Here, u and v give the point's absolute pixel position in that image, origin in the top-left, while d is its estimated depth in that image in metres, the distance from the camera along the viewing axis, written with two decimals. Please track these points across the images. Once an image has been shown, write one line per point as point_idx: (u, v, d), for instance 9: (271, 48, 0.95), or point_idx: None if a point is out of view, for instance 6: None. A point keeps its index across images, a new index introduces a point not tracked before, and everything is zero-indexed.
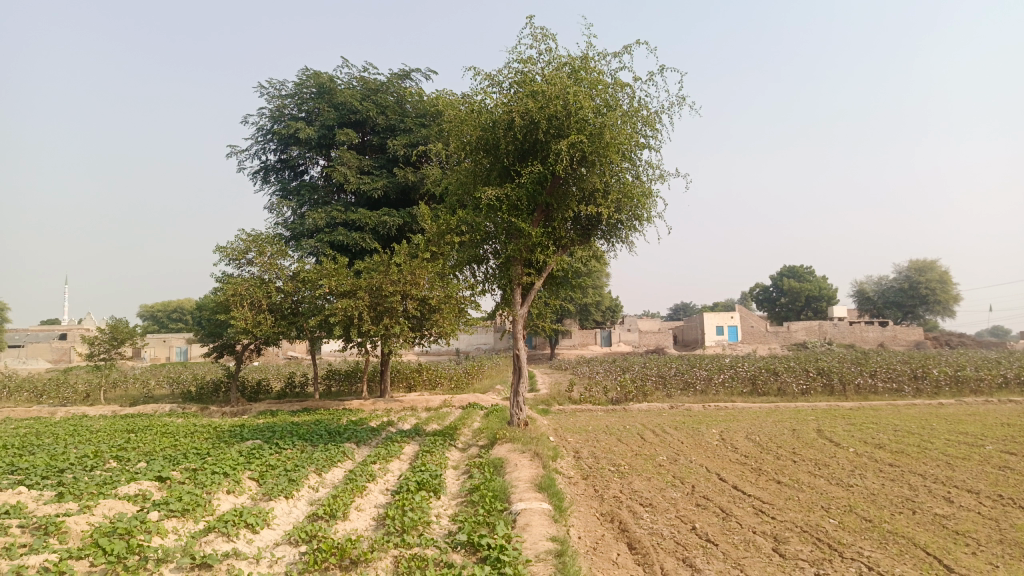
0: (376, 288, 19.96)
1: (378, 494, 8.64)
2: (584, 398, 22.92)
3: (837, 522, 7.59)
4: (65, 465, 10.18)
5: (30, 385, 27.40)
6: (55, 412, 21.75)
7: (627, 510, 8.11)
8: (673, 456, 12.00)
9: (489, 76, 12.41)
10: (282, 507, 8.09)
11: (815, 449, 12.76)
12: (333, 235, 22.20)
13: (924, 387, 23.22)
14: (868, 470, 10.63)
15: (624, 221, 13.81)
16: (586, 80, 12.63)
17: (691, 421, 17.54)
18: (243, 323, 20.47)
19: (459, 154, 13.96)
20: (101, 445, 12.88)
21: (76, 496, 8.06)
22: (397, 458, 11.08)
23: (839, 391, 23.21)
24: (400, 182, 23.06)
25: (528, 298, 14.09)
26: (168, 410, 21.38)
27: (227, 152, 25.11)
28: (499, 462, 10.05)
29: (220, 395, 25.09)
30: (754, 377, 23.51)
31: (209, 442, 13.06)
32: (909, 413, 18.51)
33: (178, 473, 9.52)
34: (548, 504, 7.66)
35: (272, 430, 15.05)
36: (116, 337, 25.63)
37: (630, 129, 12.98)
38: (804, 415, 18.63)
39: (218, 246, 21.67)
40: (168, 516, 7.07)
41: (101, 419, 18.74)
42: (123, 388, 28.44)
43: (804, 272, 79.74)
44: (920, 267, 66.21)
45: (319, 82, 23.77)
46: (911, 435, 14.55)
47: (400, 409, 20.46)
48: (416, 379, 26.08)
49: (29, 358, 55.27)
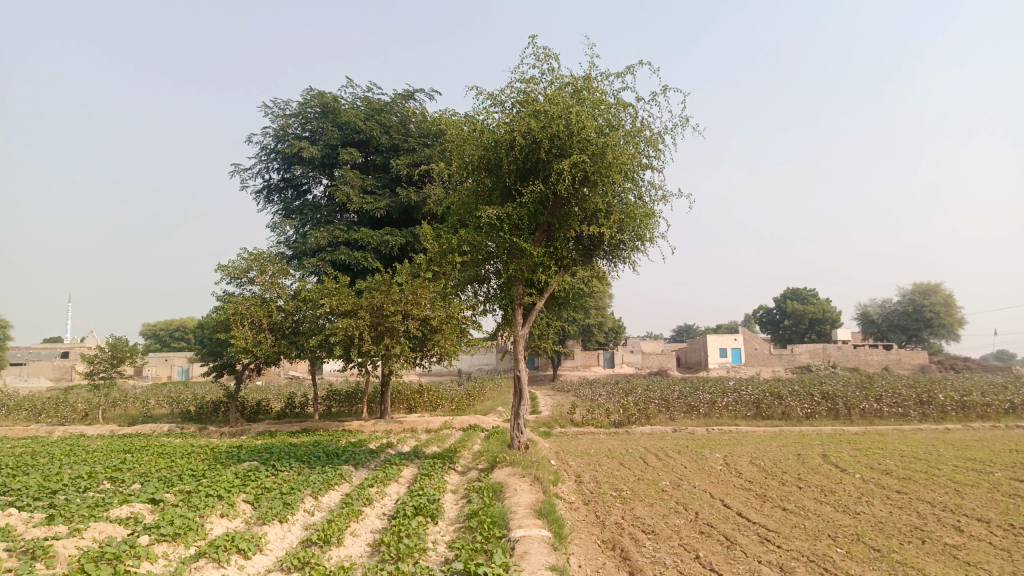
0: (377, 308, 19.86)
1: (374, 519, 8.46)
2: (586, 421, 22.71)
3: (844, 551, 7.39)
4: (57, 486, 10.02)
5: (29, 403, 27.25)
6: (53, 431, 21.58)
7: (629, 538, 7.92)
8: (676, 481, 11.80)
9: (491, 95, 12.38)
10: (276, 531, 7.92)
11: (821, 475, 12.54)
12: (335, 255, 22.15)
13: (930, 411, 22.95)
14: (876, 497, 10.42)
15: (626, 242, 13.72)
16: (589, 100, 12.61)
17: (694, 445, 17.33)
18: (243, 342, 20.35)
19: (461, 174, 13.92)
20: (96, 466, 12.71)
21: (67, 518, 7.90)
22: (395, 481, 10.91)
23: (844, 416, 22.96)
24: (402, 202, 23.04)
25: (529, 319, 13.97)
26: (166, 430, 21.19)
27: (230, 171, 25.17)
28: (499, 487, 9.87)
29: (219, 415, 24.92)
30: (758, 401, 23.28)
31: (206, 463, 12.89)
32: (915, 439, 18.28)
33: (171, 496, 9.36)
34: (548, 531, 7.49)
35: (269, 450, 14.87)
36: (116, 356, 25.51)
37: (633, 149, 12.93)
38: (808, 439, 18.39)
39: (219, 265, 21.62)
40: (159, 540, 6.91)
41: (98, 438, 18.57)
42: (122, 407, 28.28)
43: (807, 295, 79.55)
44: (924, 290, 65.96)
45: (323, 102, 23.87)
46: (918, 462, 14.32)
47: (400, 431, 20.26)
48: (417, 400, 25.88)
49: (30, 376, 55.15)
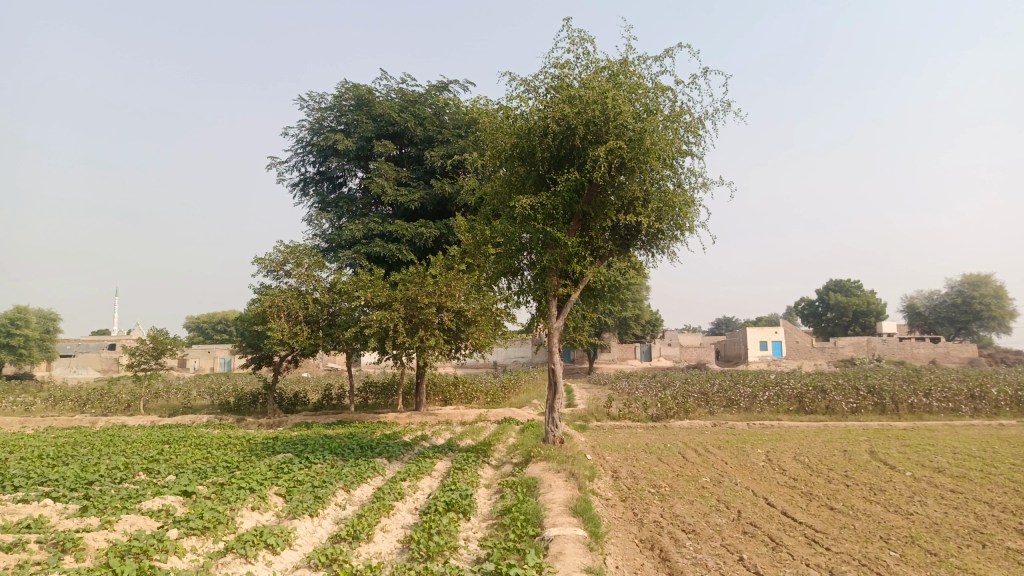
0: (411, 300, 19.76)
1: (406, 514, 8.30)
2: (623, 415, 22.35)
3: (898, 555, 6.98)
4: (94, 477, 10.05)
5: (75, 394, 27.84)
6: (97, 421, 21.96)
7: (669, 537, 7.61)
8: (717, 478, 11.43)
9: (525, 81, 12.08)
10: (306, 526, 7.80)
11: (869, 473, 12.04)
12: (370, 247, 22.11)
13: (983, 406, 22.05)
14: (929, 497, 9.92)
15: (665, 231, 13.32)
16: (626, 84, 12.23)
17: (735, 440, 16.88)
18: (279, 334, 20.43)
19: (494, 163, 13.66)
20: (133, 456, 12.79)
21: (100, 510, 7.88)
22: (428, 475, 10.73)
23: (891, 411, 22.19)
24: (437, 193, 22.88)
25: (564, 311, 13.71)
26: (205, 421, 21.46)
27: (267, 164, 25.30)
28: (533, 482, 9.62)
29: (257, 406, 25.14)
30: (801, 395, 22.65)
31: (240, 455, 12.88)
32: (967, 435, 17.54)
33: (204, 488, 9.31)
34: (584, 530, 7.21)
35: (305, 442, 14.84)
36: (157, 348, 25.88)
37: (672, 134, 12.52)
38: (854, 435, 17.77)
39: (256, 258, 21.75)
40: (188, 534, 6.82)
41: (139, 429, 18.87)
42: (164, 398, 28.73)
43: (851, 287, 77.56)
44: (973, 282, 63.83)
45: (358, 94, 23.82)
46: (972, 459, 13.67)
47: (434, 423, 20.16)
48: (453, 392, 25.80)
49: (79, 368, 56.67)
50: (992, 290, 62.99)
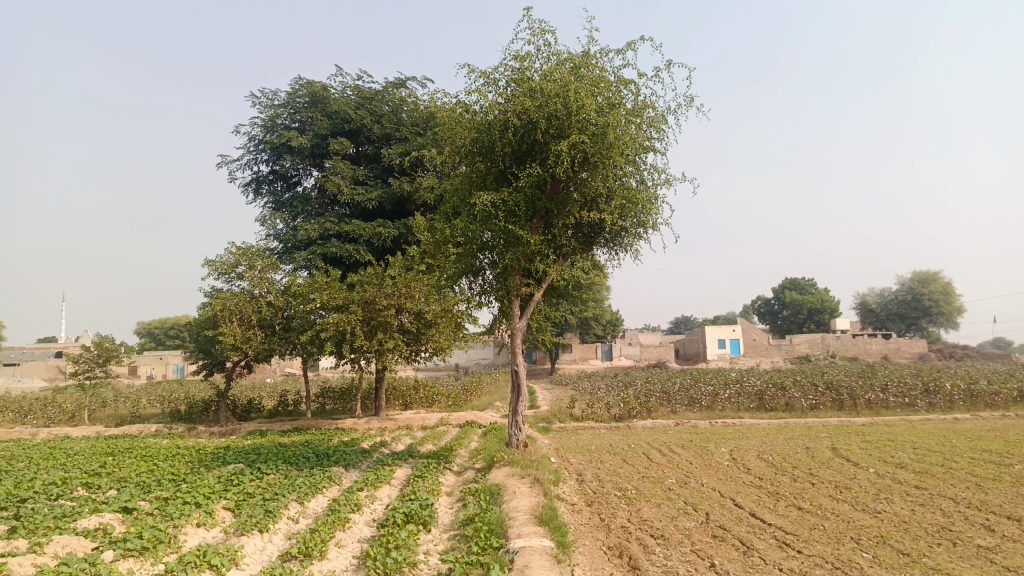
0: (370, 302, 19.29)
1: (363, 527, 7.90)
2: (586, 416, 22.15)
3: (870, 556, 6.82)
4: (27, 494, 9.38)
5: (15, 405, 26.56)
6: (38, 433, 20.93)
7: (637, 543, 7.34)
8: (683, 479, 11.26)
9: (484, 74, 11.74)
10: (255, 543, 7.34)
11: (833, 470, 11.97)
12: (326, 247, 21.52)
13: (937, 401, 22.40)
14: (895, 494, 9.86)
15: (628, 228, 13.14)
16: (588, 77, 11.99)
17: (698, 439, 16.78)
18: (232, 339, 19.72)
19: (453, 160, 13.30)
20: (73, 471, 12.08)
21: (30, 531, 7.29)
22: (387, 484, 10.31)
23: (849, 407, 22.40)
24: (395, 192, 22.42)
25: (527, 310, 13.42)
26: (154, 431, 20.64)
27: (218, 163, 24.51)
28: (497, 489, 9.28)
29: (210, 414, 24.29)
30: (762, 392, 22.74)
31: (188, 466, 12.25)
32: (925, 429, 17.73)
33: (147, 503, 8.75)
34: (551, 540, 6.90)
35: (258, 451, 14.28)
36: (102, 355, 24.82)
37: (635, 128, 12.32)
38: (815, 431, 17.83)
39: (206, 260, 21.00)
40: (125, 556, 6.31)
41: (83, 440, 18.04)
42: (112, 407, 27.62)
43: (805, 284, 78.99)
44: (922, 278, 65.42)
45: (312, 91, 23.24)
46: (932, 454, 13.75)
47: (394, 429, 19.71)
48: (413, 396, 25.30)
49: (23, 376, 54.60)
50: (940, 287, 64.68)
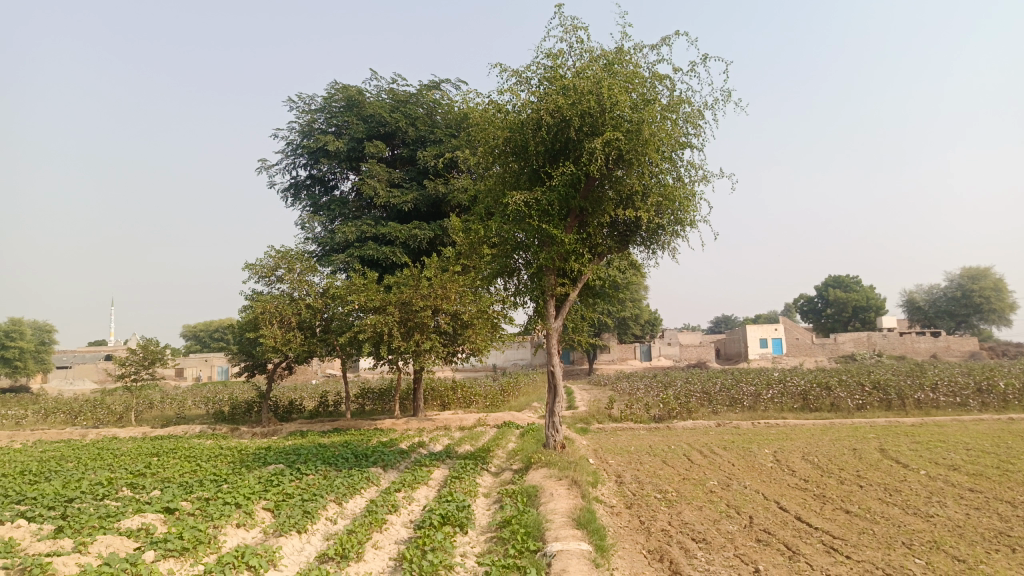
0: (406, 303, 19.36)
1: (400, 528, 7.87)
2: (625, 416, 21.92)
3: (924, 562, 6.54)
4: (74, 494, 9.57)
5: (66, 406, 27.33)
6: (87, 433, 21.48)
7: (678, 547, 7.18)
8: (725, 481, 11.02)
9: (516, 73, 11.66)
10: (293, 544, 7.36)
11: (882, 472, 11.59)
12: (363, 250, 21.68)
13: (990, 400, 21.62)
14: (948, 497, 9.49)
15: (665, 226, 12.93)
16: (621, 73, 11.82)
17: (740, 440, 16.45)
18: (272, 341, 19.97)
19: (487, 160, 13.25)
20: (119, 471, 12.32)
21: (75, 530, 7.42)
22: (424, 485, 10.28)
23: (898, 406, 21.77)
24: (430, 194, 22.49)
25: (562, 310, 13.29)
26: (198, 431, 21.02)
27: (258, 168, 24.89)
28: (534, 491, 9.18)
29: (252, 415, 24.65)
30: (805, 392, 22.23)
31: (230, 467, 12.40)
32: (978, 430, 17.12)
33: (189, 503, 8.85)
34: (588, 543, 6.78)
35: (298, 452, 14.42)
36: (148, 357, 25.37)
37: (670, 124, 12.11)
38: (862, 432, 17.34)
39: (247, 264, 21.31)
40: (165, 556, 6.37)
41: (130, 441, 18.45)
42: (158, 408, 28.23)
43: (849, 282, 77.25)
44: (972, 274, 63.45)
45: (348, 95, 23.44)
46: (986, 456, 13.24)
47: (433, 429, 19.76)
48: (451, 397, 25.36)
49: (76, 378, 56.25)
50: (992, 283, 62.63)
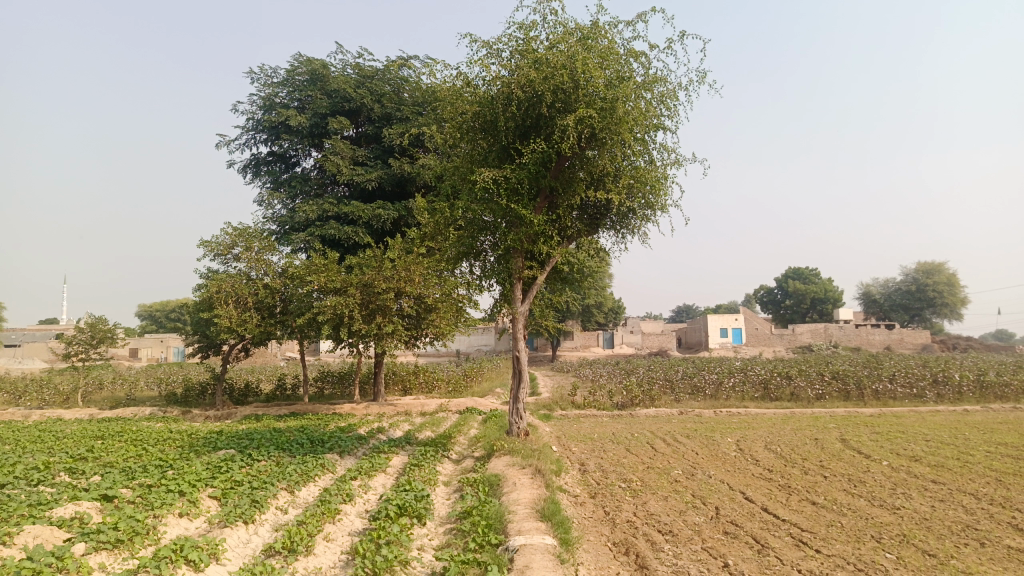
0: (369, 285, 18.83)
1: (355, 519, 7.49)
2: (588, 403, 21.77)
3: (895, 557, 6.39)
4: (6, 480, 8.95)
5: (9, 386, 26.21)
6: (30, 414, 20.59)
7: (645, 540, 6.92)
8: (690, 470, 10.86)
9: (488, 44, 11.22)
10: (239, 535, 6.94)
11: (845, 463, 11.54)
12: (325, 229, 21.07)
13: (946, 392, 21.91)
14: (912, 489, 9.42)
15: (636, 210, 12.66)
16: (596, 48, 11.43)
17: (703, 429, 16.37)
18: (227, 321, 19.31)
19: (454, 137, 12.79)
20: (59, 455, 11.67)
21: (2, 519, 6.86)
22: (382, 472, 9.89)
23: (856, 397, 21.97)
24: (395, 173, 21.92)
25: (529, 294, 12.95)
26: (148, 414, 20.30)
27: (216, 143, 24.03)
28: (496, 480, 8.86)
29: (206, 398, 23.90)
30: (767, 381, 22.33)
31: (177, 452, 11.85)
32: (934, 421, 17.32)
33: (129, 490, 8.33)
34: (553, 537, 6.46)
35: (251, 436, 13.89)
36: (95, 336, 24.41)
37: (645, 104, 11.79)
38: (823, 422, 17.42)
39: (202, 241, 20.54)
40: (97, 549, 5.90)
41: (75, 423, 17.70)
42: (108, 389, 27.25)
43: (808, 274, 78.43)
44: (927, 269, 64.79)
45: (311, 69, 22.69)
46: (946, 447, 13.31)
47: (393, 414, 19.34)
48: (412, 381, 24.93)
49: (25, 357, 54.54)
50: (945, 278, 64.04)
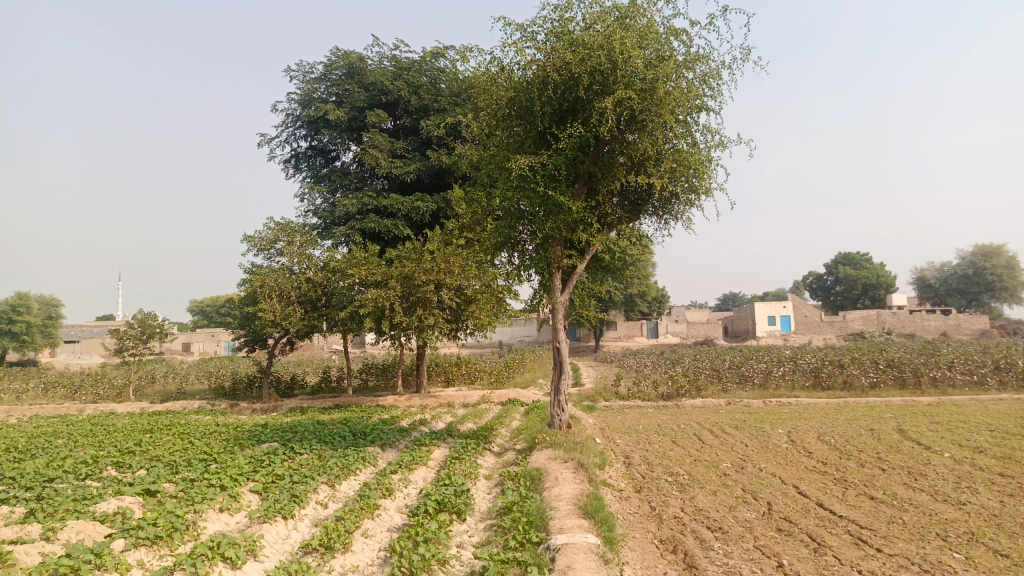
0: (409, 277, 18.76)
1: (394, 514, 7.38)
2: (633, 394, 21.44)
3: (964, 557, 5.97)
4: (55, 474, 9.06)
5: (66, 381, 26.97)
6: (85, 409, 21.12)
7: (693, 537, 6.63)
8: (739, 463, 10.49)
9: (522, 28, 10.96)
10: (278, 531, 6.87)
11: (904, 455, 11.01)
12: (365, 222, 21.09)
13: (1009, 379, 20.90)
14: (978, 482, 8.90)
15: (679, 194, 12.28)
16: (634, 27, 11.06)
17: (752, 419, 15.90)
18: (271, 315, 19.47)
19: (490, 125, 12.57)
20: (108, 449, 11.83)
21: (47, 514, 6.90)
22: (423, 466, 9.77)
23: (913, 384, 21.12)
24: (434, 165, 21.81)
25: (569, 284, 12.68)
26: (197, 407, 20.65)
27: (257, 141, 24.27)
28: (538, 474, 8.66)
29: (254, 391, 24.23)
30: (818, 369, 21.67)
31: (222, 445, 11.93)
32: (998, 409, 16.54)
33: (172, 485, 8.36)
34: (596, 536, 6.21)
35: (294, 429, 13.93)
36: (145, 332, 24.94)
37: (687, 83, 11.38)
38: (878, 411, 16.78)
39: (245, 236, 20.74)
40: (136, 545, 5.88)
41: (126, 416, 18.07)
42: (160, 383, 27.85)
43: (859, 259, 76.27)
44: (985, 252, 62.25)
45: (349, 63, 22.67)
46: (1012, 437, 12.63)
47: (435, 406, 19.30)
48: (455, 373, 24.89)
49: (83, 353, 56.31)
50: (1004, 261, 60.90)
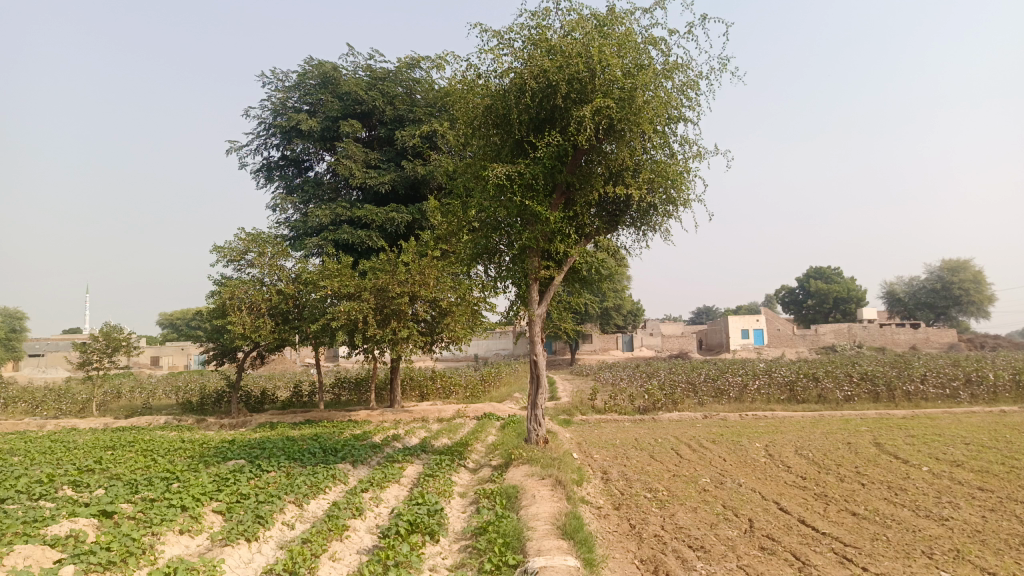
0: (383, 289, 18.45)
1: (364, 536, 7.07)
2: (609, 408, 21.28)
3: None
4: (7, 494, 8.61)
5: (27, 396, 26.11)
6: (45, 424, 20.38)
7: (675, 557, 6.42)
8: (718, 478, 10.32)
9: (499, 34, 10.82)
10: (241, 554, 6.55)
11: (882, 469, 10.92)
12: (338, 233, 20.75)
13: (980, 392, 21.12)
14: (959, 497, 8.81)
15: (657, 206, 12.18)
16: (613, 36, 10.96)
17: (729, 433, 15.79)
18: (241, 329, 19.01)
19: (467, 134, 12.37)
20: (66, 467, 11.33)
21: None
22: (395, 484, 9.45)
23: (886, 398, 21.19)
24: (409, 175, 21.59)
25: (547, 296, 12.47)
26: (162, 423, 20.06)
27: (228, 149, 23.83)
28: (514, 492, 8.40)
29: (223, 406, 23.63)
30: (793, 383, 21.67)
31: (185, 463, 11.48)
32: (970, 422, 16.64)
33: (131, 505, 7.97)
34: (575, 557, 5.96)
35: (263, 446, 13.51)
36: (110, 345, 24.25)
37: (665, 93, 11.29)
38: (854, 425, 16.79)
39: (215, 247, 20.28)
40: (87, 571, 5.52)
41: (89, 432, 17.48)
42: (125, 398, 27.08)
43: (830, 274, 77.29)
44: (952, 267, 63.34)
45: (323, 72, 22.47)
46: (988, 450, 12.64)
47: (409, 420, 18.95)
48: (430, 387, 24.57)
49: (48, 367, 54.90)
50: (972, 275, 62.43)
